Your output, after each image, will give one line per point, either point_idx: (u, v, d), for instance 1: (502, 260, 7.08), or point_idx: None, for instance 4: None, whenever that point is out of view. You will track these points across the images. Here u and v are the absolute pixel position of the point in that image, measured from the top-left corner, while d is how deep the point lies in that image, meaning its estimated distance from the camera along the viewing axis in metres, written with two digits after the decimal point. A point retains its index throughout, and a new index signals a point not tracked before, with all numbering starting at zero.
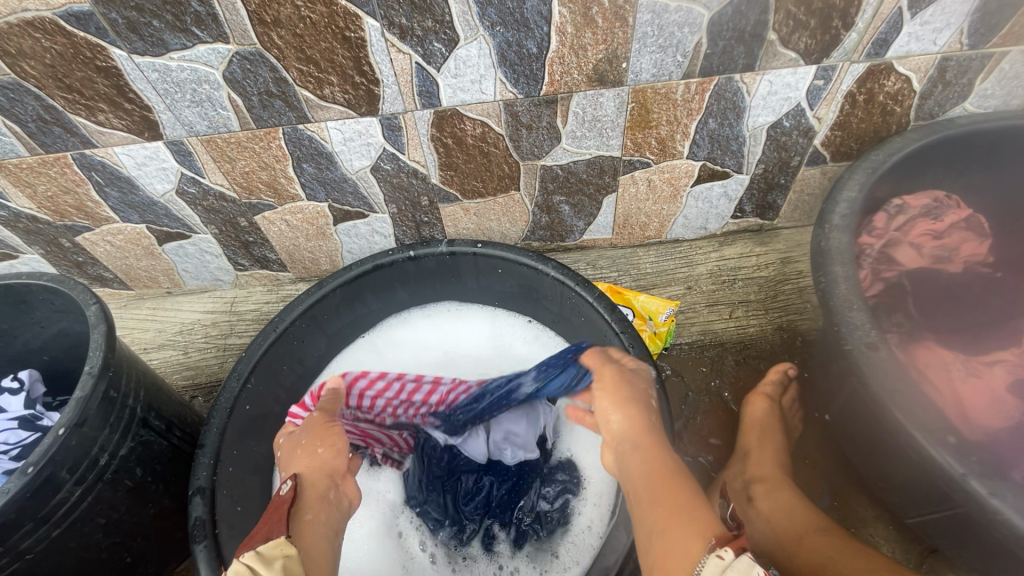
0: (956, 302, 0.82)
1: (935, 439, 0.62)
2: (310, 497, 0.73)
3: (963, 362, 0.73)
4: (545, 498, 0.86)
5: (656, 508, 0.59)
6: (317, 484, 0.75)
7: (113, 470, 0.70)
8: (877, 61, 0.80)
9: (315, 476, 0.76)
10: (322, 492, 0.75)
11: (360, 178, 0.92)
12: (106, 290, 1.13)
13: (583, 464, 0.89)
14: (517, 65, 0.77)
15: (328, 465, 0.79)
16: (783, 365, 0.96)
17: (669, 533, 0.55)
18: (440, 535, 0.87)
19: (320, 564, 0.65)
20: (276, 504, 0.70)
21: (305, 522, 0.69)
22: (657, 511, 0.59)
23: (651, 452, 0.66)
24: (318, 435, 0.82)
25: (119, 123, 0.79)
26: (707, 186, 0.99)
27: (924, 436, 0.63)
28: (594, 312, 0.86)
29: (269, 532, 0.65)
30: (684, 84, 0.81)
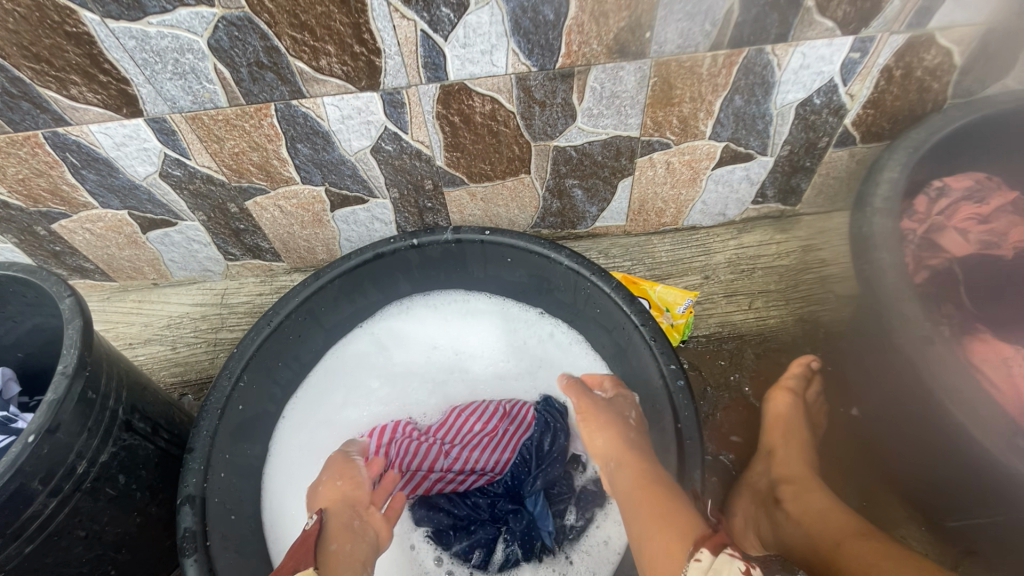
0: None
1: (1003, 441, 0.59)
2: (334, 528, 0.73)
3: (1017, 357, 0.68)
4: (569, 512, 0.82)
5: (641, 512, 0.63)
6: (341, 514, 0.75)
7: (92, 479, 0.64)
8: (918, 32, 0.75)
9: (338, 506, 0.76)
10: (348, 522, 0.75)
11: (359, 160, 0.86)
12: (87, 281, 1.06)
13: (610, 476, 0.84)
14: (531, 34, 0.70)
15: (349, 493, 0.78)
16: (805, 357, 0.90)
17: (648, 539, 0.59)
18: (455, 548, 0.81)
19: None
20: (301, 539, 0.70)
21: (331, 553, 0.70)
22: (637, 513, 0.63)
23: (635, 467, 0.69)
24: (336, 467, 0.81)
25: (94, 98, 0.72)
26: (729, 169, 0.93)
27: (992, 438, 0.59)
28: (611, 304, 0.81)
29: (295, 567, 0.66)
30: (711, 56, 0.75)
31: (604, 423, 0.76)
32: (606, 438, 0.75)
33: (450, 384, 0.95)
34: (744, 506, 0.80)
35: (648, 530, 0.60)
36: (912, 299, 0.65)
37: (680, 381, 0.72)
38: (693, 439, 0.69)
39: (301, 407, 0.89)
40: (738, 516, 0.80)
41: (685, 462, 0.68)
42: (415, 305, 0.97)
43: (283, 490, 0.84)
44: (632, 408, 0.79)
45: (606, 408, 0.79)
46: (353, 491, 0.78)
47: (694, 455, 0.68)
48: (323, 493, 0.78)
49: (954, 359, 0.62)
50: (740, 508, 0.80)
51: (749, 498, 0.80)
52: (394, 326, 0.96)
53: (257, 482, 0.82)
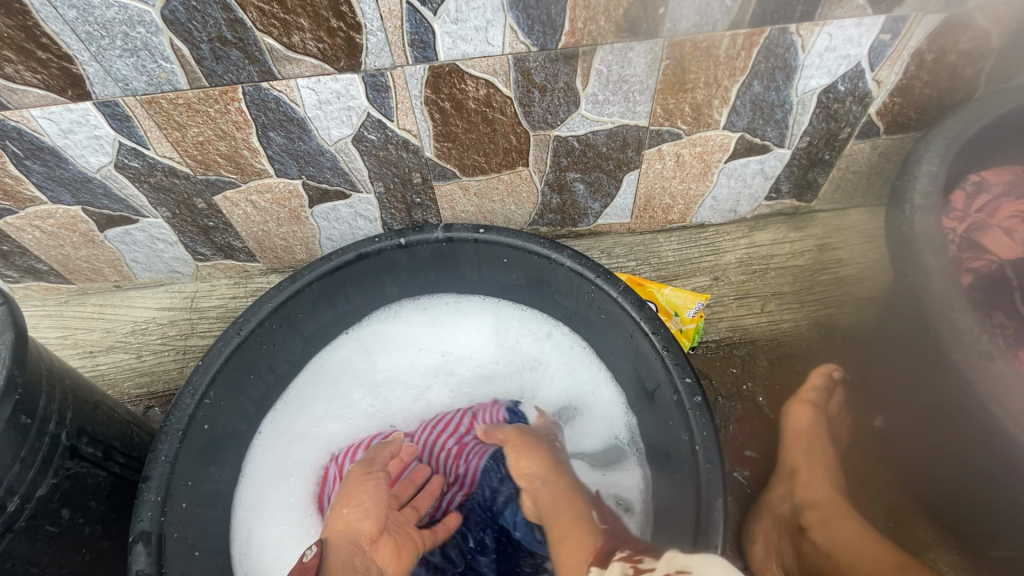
0: None
1: None
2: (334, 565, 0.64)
3: None
4: None
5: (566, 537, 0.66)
6: (343, 548, 0.67)
7: (29, 516, 0.56)
8: (955, 11, 0.68)
9: (339, 537, 0.69)
10: (347, 557, 0.66)
11: (339, 151, 0.78)
12: (42, 284, 0.97)
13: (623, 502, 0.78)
14: (531, 9, 0.62)
15: (357, 527, 0.70)
16: (827, 367, 0.83)
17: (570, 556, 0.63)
18: None
19: None
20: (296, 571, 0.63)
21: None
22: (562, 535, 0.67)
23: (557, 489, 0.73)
24: (348, 492, 0.73)
25: (32, 78, 0.63)
26: (743, 162, 0.86)
27: None
28: (618, 309, 0.73)
29: None
30: (729, 36, 0.67)
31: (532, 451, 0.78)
32: (532, 465, 0.76)
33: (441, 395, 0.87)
34: (765, 530, 0.72)
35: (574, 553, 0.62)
36: (964, 307, 0.59)
37: (697, 397, 0.65)
38: (712, 461, 0.62)
39: (276, 422, 0.81)
40: (758, 543, 0.72)
41: (704, 489, 0.61)
42: (404, 310, 0.89)
43: (257, 515, 0.76)
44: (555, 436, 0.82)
45: (534, 436, 0.80)
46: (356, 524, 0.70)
47: (715, 481, 0.61)
48: (332, 522, 0.71)
49: (1016, 376, 0.56)
50: (759, 532, 0.73)
51: (766, 520, 0.74)
52: (379, 332, 0.88)
53: (226, 508, 0.74)
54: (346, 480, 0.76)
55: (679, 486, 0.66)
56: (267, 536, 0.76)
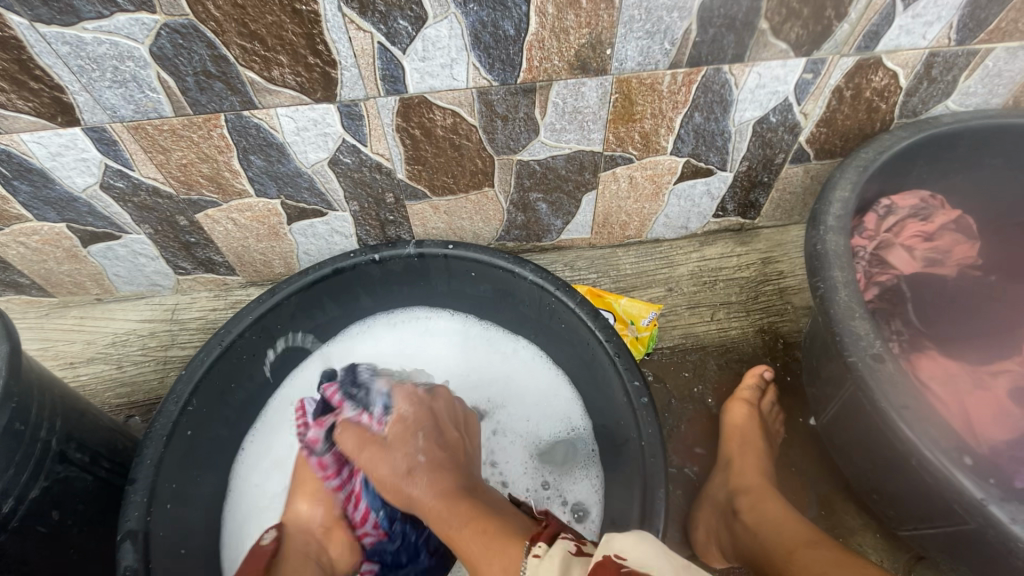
0: (956, 306, 0.80)
1: (951, 458, 0.60)
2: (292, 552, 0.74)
3: (967, 374, 0.71)
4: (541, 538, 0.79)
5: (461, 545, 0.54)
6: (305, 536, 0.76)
7: (20, 517, 0.60)
8: (866, 55, 0.77)
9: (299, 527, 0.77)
10: (304, 548, 0.75)
11: (316, 173, 0.83)
12: (23, 297, 0.99)
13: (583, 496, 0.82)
14: (491, 49, 0.69)
15: (314, 517, 0.78)
16: (761, 368, 0.92)
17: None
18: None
19: None
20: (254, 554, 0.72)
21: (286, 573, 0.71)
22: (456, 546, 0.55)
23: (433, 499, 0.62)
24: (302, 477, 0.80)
25: (24, 105, 0.68)
26: (690, 184, 0.95)
27: (940, 455, 0.60)
28: (575, 319, 0.80)
29: None
30: (670, 74, 0.75)
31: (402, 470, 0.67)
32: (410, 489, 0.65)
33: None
34: (706, 518, 0.81)
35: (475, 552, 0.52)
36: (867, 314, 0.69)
37: (644, 398, 0.72)
38: (655, 456, 0.69)
39: (256, 437, 0.86)
40: (701, 528, 0.81)
41: (649, 481, 0.68)
42: (379, 323, 0.94)
43: (241, 524, 0.81)
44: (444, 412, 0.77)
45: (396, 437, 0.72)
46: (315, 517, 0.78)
47: (656, 472, 0.68)
48: (294, 506, 0.79)
49: (903, 375, 0.65)
50: (703, 521, 0.81)
51: (708, 509, 0.81)
52: (355, 343, 0.94)
53: (209, 513, 0.78)
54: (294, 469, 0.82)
55: (628, 480, 0.72)
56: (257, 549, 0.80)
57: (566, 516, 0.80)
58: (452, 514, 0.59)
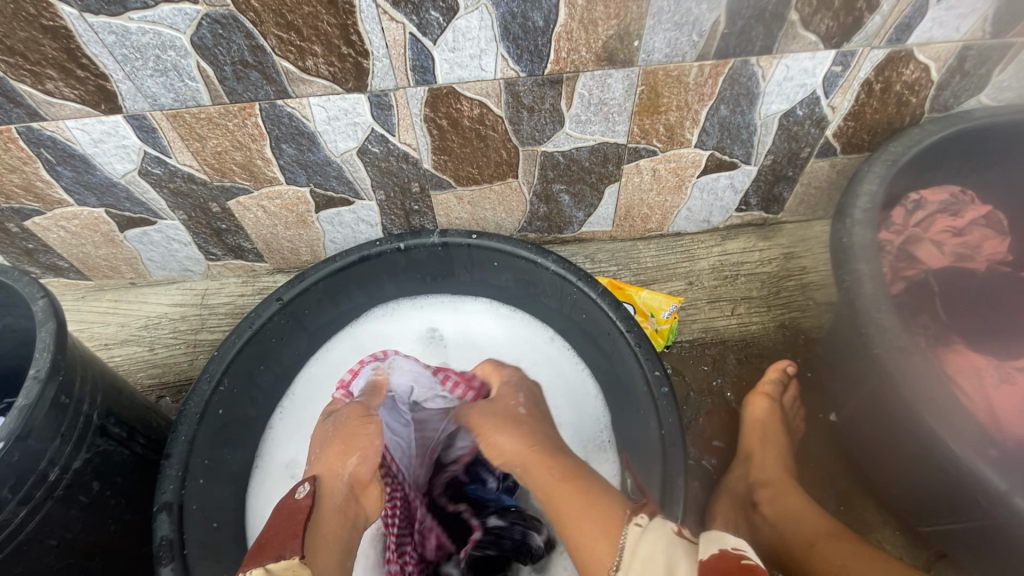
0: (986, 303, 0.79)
1: (974, 452, 0.60)
2: (328, 507, 0.67)
3: (995, 369, 0.70)
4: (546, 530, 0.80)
5: (559, 499, 0.59)
6: (336, 491, 0.69)
7: (65, 486, 0.63)
8: (897, 48, 0.76)
9: (337, 481, 0.70)
10: (340, 505, 0.68)
11: (344, 162, 0.85)
12: (61, 280, 1.03)
13: None
14: (520, 40, 0.70)
15: (352, 472, 0.71)
16: (781, 363, 0.92)
17: (584, 540, 0.54)
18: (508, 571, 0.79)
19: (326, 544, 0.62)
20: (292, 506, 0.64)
21: (319, 533, 0.63)
22: (557, 498, 0.60)
23: (541, 461, 0.64)
24: (349, 430, 0.75)
25: (70, 93, 0.70)
26: (713, 177, 0.95)
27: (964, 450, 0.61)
28: (597, 310, 0.81)
29: (269, 538, 0.59)
30: (697, 66, 0.75)
31: (504, 421, 0.72)
32: (503, 437, 0.70)
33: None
34: (723, 510, 0.81)
35: (581, 518, 0.56)
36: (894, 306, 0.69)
37: (664, 388, 0.73)
38: (675, 445, 0.70)
39: (285, 416, 0.88)
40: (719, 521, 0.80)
41: (669, 468, 0.69)
42: (403, 310, 0.96)
43: (267, 498, 0.82)
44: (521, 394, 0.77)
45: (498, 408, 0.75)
46: (353, 467, 0.71)
47: (676, 461, 0.69)
48: (328, 461, 0.72)
49: (931, 370, 0.64)
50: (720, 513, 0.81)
51: (725, 501, 0.81)
52: (378, 329, 0.95)
53: (238, 489, 0.80)
54: (343, 418, 0.78)
55: (648, 468, 0.73)
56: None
57: None
58: (555, 458, 0.65)
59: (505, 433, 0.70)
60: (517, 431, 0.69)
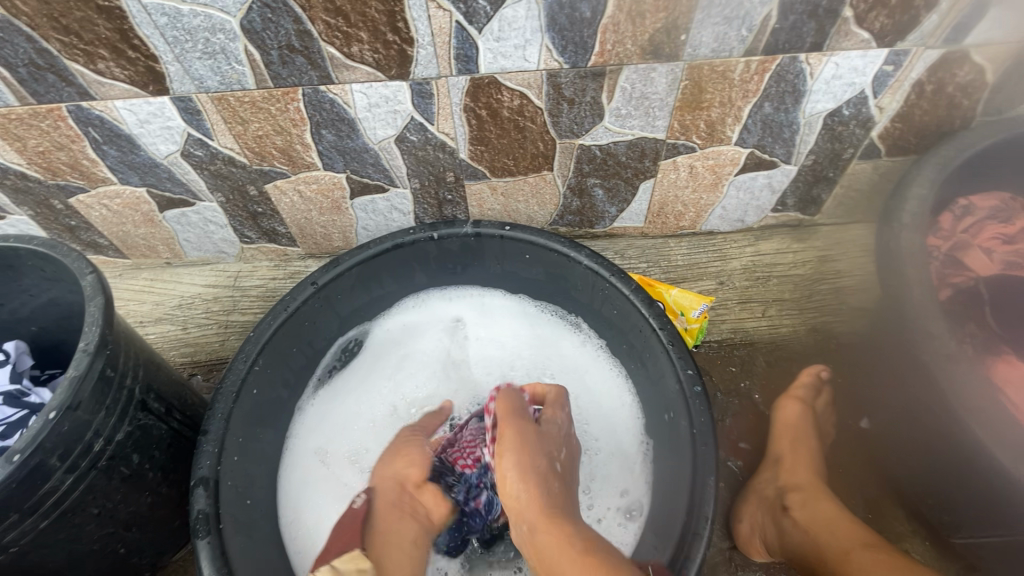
0: None
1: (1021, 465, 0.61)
2: (382, 508, 0.80)
3: None
4: None
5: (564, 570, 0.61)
6: (389, 493, 0.81)
7: (108, 457, 0.65)
8: (953, 48, 0.74)
9: (387, 484, 0.82)
10: (395, 502, 0.80)
11: (382, 149, 0.85)
12: (100, 257, 1.06)
13: (626, 484, 0.82)
14: (566, 31, 0.69)
15: (401, 474, 0.82)
16: (813, 367, 0.90)
17: None
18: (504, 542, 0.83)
19: (389, 547, 0.76)
20: (350, 515, 0.80)
21: (376, 533, 0.78)
22: None
23: (557, 535, 0.64)
24: (396, 445, 0.85)
25: (120, 73, 0.71)
26: (751, 176, 0.93)
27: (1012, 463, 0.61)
28: (629, 306, 0.81)
29: (342, 548, 0.75)
30: (744, 62, 0.74)
31: (529, 469, 0.71)
32: (524, 493, 0.69)
33: (478, 383, 0.94)
34: (750, 511, 0.80)
35: None
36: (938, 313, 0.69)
37: (697, 387, 0.72)
38: (706, 444, 0.69)
39: (315, 400, 0.89)
40: (745, 522, 0.80)
41: (699, 469, 0.68)
42: (432, 300, 0.97)
43: (298, 479, 0.84)
44: (558, 450, 0.76)
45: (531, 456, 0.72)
46: (399, 471, 0.82)
47: (707, 460, 0.68)
48: (381, 469, 0.83)
49: (977, 380, 0.65)
50: (746, 513, 0.80)
51: (753, 502, 0.80)
52: (407, 318, 0.96)
53: (271, 469, 0.81)
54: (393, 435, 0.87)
55: (678, 466, 0.73)
56: (309, 506, 0.83)
57: (617, 511, 0.81)
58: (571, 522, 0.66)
59: (527, 491, 0.69)
60: (538, 492, 0.69)
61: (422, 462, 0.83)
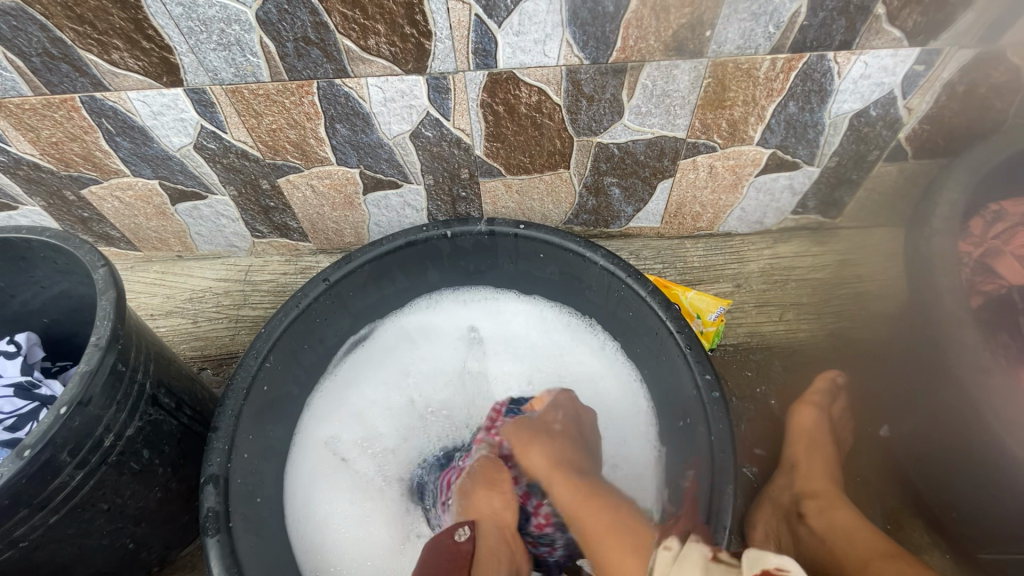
0: None
1: None
2: (486, 551, 0.69)
3: None
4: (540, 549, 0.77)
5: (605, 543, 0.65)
6: (491, 535, 0.71)
7: (118, 453, 0.64)
8: (988, 48, 0.71)
9: (490, 526, 0.73)
10: (496, 549, 0.70)
11: (396, 145, 0.84)
12: (112, 249, 1.05)
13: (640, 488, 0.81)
14: (588, 26, 0.68)
15: (501, 518, 0.74)
16: (833, 373, 0.88)
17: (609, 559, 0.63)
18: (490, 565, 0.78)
19: None
20: (453, 552, 0.67)
21: None
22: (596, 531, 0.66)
23: (569, 480, 0.73)
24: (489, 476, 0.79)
25: (134, 64, 0.70)
26: (772, 177, 0.91)
27: None
28: (646, 309, 0.79)
29: None
30: (770, 60, 0.72)
31: (529, 442, 0.79)
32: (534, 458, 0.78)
33: (492, 385, 0.93)
34: (765, 519, 0.79)
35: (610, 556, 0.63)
36: (970, 324, 0.68)
37: (715, 393, 0.71)
38: (725, 452, 0.68)
39: (324, 395, 0.88)
40: (759, 529, 0.79)
41: (717, 476, 0.67)
42: (446, 298, 0.95)
43: (308, 476, 0.83)
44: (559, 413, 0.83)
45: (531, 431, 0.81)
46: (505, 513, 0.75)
47: (725, 468, 0.67)
48: (475, 505, 0.76)
49: (1012, 392, 0.63)
50: (761, 521, 0.79)
51: (769, 510, 0.79)
52: (420, 316, 0.95)
53: (280, 465, 0.80)
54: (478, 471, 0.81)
55: (694, 473, 0.72)
56: (316, 502, 0.82)
57: None
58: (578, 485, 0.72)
59: (539, 455, 0.77)
60: (548, 454, 0.77)
61: (516, 504, 0.77)
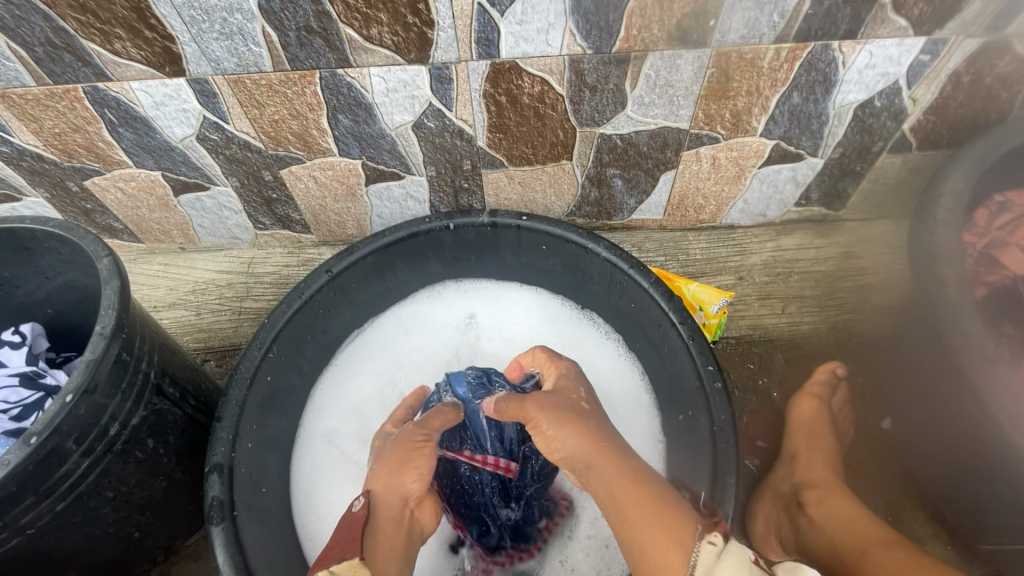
0: None
1: None
2: (383, 518, 0.68)
3: None
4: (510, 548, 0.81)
5: (642, 535, 0.56)
6: (390, 504, 0.70)
7: (123, 441, 0.64)
8: (993, 37, 0.71)
9: (392, 497, 0.70)
10: (396, 514, 0.69)
11: (399, 136, 0.84)
12: (115, 241, 1.06)
13: None
14: (591, 14, 0.67)
15: (408, 489, 0.71)
16: (832, 365, 0.88)
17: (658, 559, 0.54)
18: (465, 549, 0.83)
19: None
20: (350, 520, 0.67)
21: (376, 544, 0.66)
22: (635, 528, 0.57)
23: (607, 468, 0.63)
24: (403, 451, 0.73)
25: (137, 54, 0.70)
26: (776, 169, 0.91)
27: None
28: (648, 300, 0.79)
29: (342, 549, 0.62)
30: (774, 49, 0.71)
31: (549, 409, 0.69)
32: (561, 434, 0.67)
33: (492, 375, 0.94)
34: (766, 508, 0.79)
35: (648, 541, 0.55)
36: (976, 315, 0.68)
37: (717, 383, 0.71)
38: (727, 443, 0.68)
39: (327, 386, 0.89)
40: (759, 519, 0.78)
41: (718, 467, 0.67)
42: (447, 291, 0.96)
43: (309, 466, 0.84)
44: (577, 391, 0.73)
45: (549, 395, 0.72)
46: (406, 483, 0.71)
47: (727, 459, 0.67)
48: (385, 475, 0.72)
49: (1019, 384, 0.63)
50: (762, 511, 0.79)
51: (767, 498, 0.80)
52: (420, 308, 0.95)
53: (282, 455, 0.81)
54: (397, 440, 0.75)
55: (697, 462, 0.72)
56: (322, 492, 0.82)
57: None
58: (623, 465, 0.63)
59: (566, 435, 0.67)
60: (583, 436, 0.66)
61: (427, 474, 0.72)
